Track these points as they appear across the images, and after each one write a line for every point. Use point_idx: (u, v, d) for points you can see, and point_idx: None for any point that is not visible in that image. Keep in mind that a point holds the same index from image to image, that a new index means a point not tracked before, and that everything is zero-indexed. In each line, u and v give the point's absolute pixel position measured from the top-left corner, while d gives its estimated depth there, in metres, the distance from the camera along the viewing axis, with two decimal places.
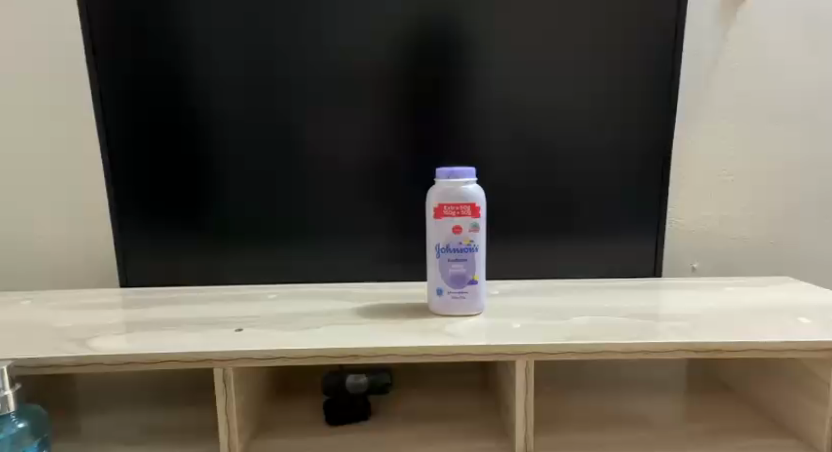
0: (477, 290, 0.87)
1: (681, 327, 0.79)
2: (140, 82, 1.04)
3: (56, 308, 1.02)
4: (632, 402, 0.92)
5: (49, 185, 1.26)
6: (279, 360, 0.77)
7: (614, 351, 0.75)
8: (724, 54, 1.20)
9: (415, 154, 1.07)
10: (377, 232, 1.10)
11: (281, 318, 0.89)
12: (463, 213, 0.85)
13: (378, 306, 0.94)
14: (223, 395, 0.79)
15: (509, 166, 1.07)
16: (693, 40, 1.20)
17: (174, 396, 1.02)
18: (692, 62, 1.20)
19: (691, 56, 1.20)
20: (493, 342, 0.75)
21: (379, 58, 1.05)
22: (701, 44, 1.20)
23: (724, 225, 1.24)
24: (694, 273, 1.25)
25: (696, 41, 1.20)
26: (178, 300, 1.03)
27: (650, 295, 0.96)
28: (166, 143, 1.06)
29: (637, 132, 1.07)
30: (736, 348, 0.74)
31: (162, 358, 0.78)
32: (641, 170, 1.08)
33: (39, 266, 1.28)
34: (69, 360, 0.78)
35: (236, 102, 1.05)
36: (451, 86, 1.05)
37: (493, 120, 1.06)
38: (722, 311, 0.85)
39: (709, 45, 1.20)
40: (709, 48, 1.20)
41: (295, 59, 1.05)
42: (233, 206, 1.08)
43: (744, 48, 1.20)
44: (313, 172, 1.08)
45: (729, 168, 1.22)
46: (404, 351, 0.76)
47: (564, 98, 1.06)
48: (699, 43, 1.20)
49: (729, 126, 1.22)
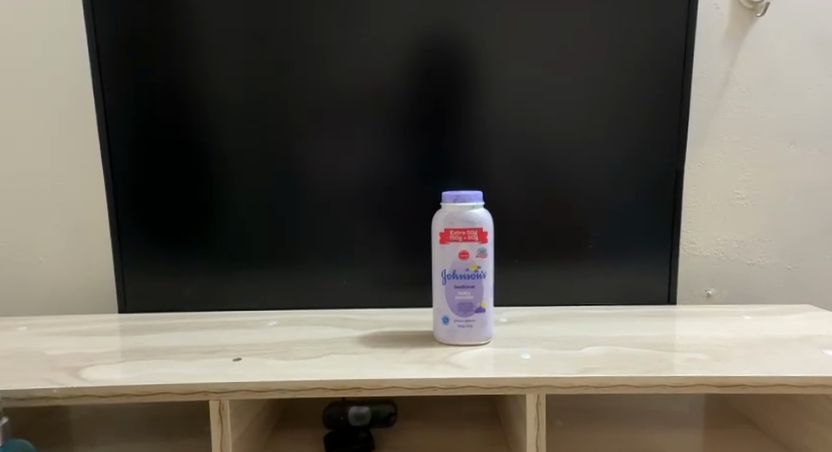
0: (485, 318, 0.83)
1: (699, 359, 0.75)
2: (142, 104, 1.03)
3: (51, 335, 0.99)
4: (648, 437, 0.88)
5: (48, 208, 1.24)
6: (276, 392, 0.74)
7: (631, 385, 0.71)
8: (734, 75, 1.18)
9: (419, 176, 1.05)
10: (381, 256, 1.06)
11: (281, 347, 0.86)
12: (470, 238, 0.82)
13: (382, 334, 0.90)
14: (218, 429, 0.76)
15: (516, 188, 1.04)
16: (702, 61, 1.17)
17: (171, 428, 0.98)
18: (702, 82, 1.18)
19: (700, 78, 1.18)
20: (502, 376, 0.72)
21: (383, 77, 1.03)
22: (710, 64, 1.17)
23: (739, 250, 1.20)
24: (708, 300, 1.21)
25: (706, 63, 1.17)
26: (175, 327, 1.00)
27: (665, 324, 0.92)
28: (167, 165, 1.04)
29: (647, 154, 1.04)
30: (761, 383, 0.70)
31: (156, 390, 0.75)
32: (652, 191, 1.04)
33: (37, 291, 1.25)
34: (59, 392, 0.75)
35: (237, 121, 1.04)
36: (455, 108, 1.03)
37: (500, 139, 1.03)
38: (742, 341, 0.82)
39: (719, 65, 1.17)
40: (719, 68, 1.17)
41: (297, 77, 1.03)
42: (232, 226, 1.06)
43: (755, 69, 1.17)
44: (314, 194, 1.05)
45: (743, 191, 1.19)
46: (407, 383, 0.73)
47: (572, 119, 1.03)
48: (709, 64, 1.17)
49: (742, 148, 1.19)
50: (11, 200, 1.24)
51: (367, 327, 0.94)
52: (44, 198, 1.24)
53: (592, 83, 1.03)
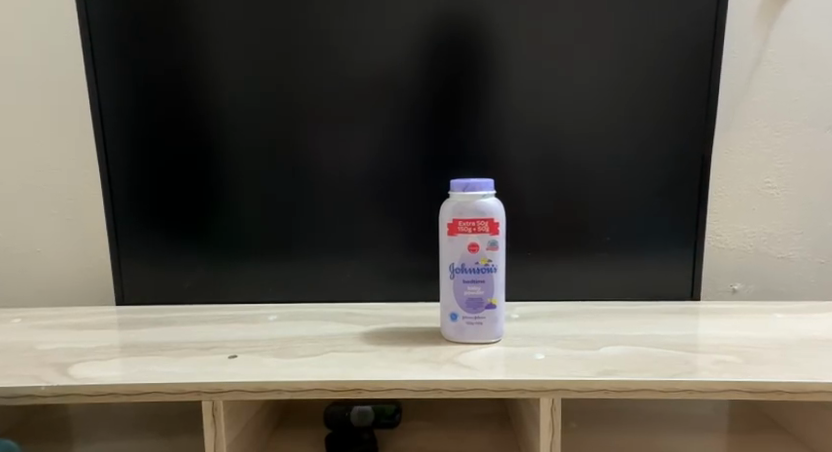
0: (495, 316, 0.78)
1: (729, 362, 0.70)
2: (137, 88, 0.99)
3: (44, 328, 0.95)
4: (669, 443, 0.83)
5: (45, 196, 1.20)
6: (272, 393, 0.70)
7: (653, 390, 0.65)
8: (767, 54, 1.11)
9: (428, 164, 0.99)
10: (388, 248, 1.01)
11: (279, 344, 0.82)
12: (480, 230, 0.77)
13: (386, 331, 0.85)
14: (211, 430, 0.71)
15: (530, 177, 0.99)
16: (733, 39, 1.11)
17: (166, 426, 0.94)
18: (733, 61, 1.12)
19: (731, 57, 1.12)
20: (513, 378, 0.67)
21: (391, 59, 0.97)
22: (742, 43, 1.11)
23: (769, 242, 1.14)
24: (734, 295, 1.15)
25: (737, 42, 1.11)
26: (173, 320, 0.95)
27: (689, 322, 0.86)
28: (165, 152, 1.00)
29: (671, 141, 0.98)
30: (796, 389, 0.65)
31: (147, 390, 0.71)
32: (675, 180, 0.98)
33: (33, 282, 1.22)
34: (45, 391, 0.71)
35: (237, 105, 0.99)
36: (468, 92, 0.97)
37: (514, 125, 0.98)
38: (774, 342, 0.76)
39: (752, 44, 1.11)
40: (751, 46, 1.11)
41: (300, 58, 0.98)
42: (234, 216, 1.01)
43: (790, 48, 1.11)
44: (317, 183, 1.00)
45: (774, 179, 1.13)
46: (412, 385, 0.68)
47: (593, 103, 0.97)
48: (740, 42, 1.11)
49: (773, 134, 1.12)
50: (7, 187, 1.20)
51: (371, 323, 0.90)
52: (40, 186, 1.20)
53: (613, 66, 0.97)
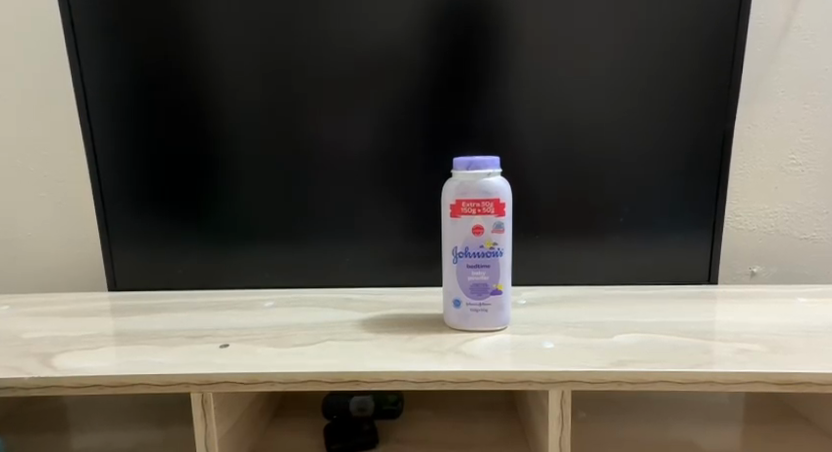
0: (500, 302, 0.74)
1: (752, 351, 0.65)
2: (122, 61, 0.94)
3: (32, 315, 0.91)
4: (685, 433, 0.79)
5: (33, 179, 1.16)
6: (264, 384, 0.66)
7: (670, 381, 0.61)
8: (796, 22, 1.06)
9: (431, 144, 0.94)
10: (390, 232, 0.97)
11: (274, 332, 0.78)
12: (485, 211, 0.73)
13: (387, 318, 0.81)
14: (201, 423, 0.68)
15: (539, 155, 0.94)
16: (760, 5, 1.06)
17: (159, 417, 0.91)
18: (758, 30, 1.06)
19: (757, 25, 1.06)
20: (521, 370, 0.63)
21: (392, 33, 0.92)
22: (769, 9, 1.06)
23: (790, 223, 1.10)
24: (752, 279, 1.11)
25: (764, 8, 1.06)
26: (166, 307, 0.91)
27: (707, 307, 0.82)
28: (155, 134, 0.96)
29: (690, 120, 0.92)
30: (825, 380, 0.60)
31: (132, 381, 0.67)
32: (692, 160, 0.93)
33: (27, 269, 1.18)
34: (26, 383, 0.68)
35: (228, 84, 0.94)
36: (475, 64, 0.92)
37: (523, 103, 0.93)
38: (801, 329, 0.72)
39: (780, 11, 1.06)
40: (779, 13, 1.06)
41: (296, 33, 0.93)
42: (229, 199, 0.97)
43: (821, 16, 1.05)
44: (315, 165, 0.96)
45: (799, 156, 1.08)
46: (413, 376, 0.64)
47: (608, 76, 0.92)
48: (767, 8, 1.06)
49: (799, 107, 1.07)
50: None
51: (371, 310, 0.86)
52: (28, 169, 1.15)
53: (630, 41, 0.91)
